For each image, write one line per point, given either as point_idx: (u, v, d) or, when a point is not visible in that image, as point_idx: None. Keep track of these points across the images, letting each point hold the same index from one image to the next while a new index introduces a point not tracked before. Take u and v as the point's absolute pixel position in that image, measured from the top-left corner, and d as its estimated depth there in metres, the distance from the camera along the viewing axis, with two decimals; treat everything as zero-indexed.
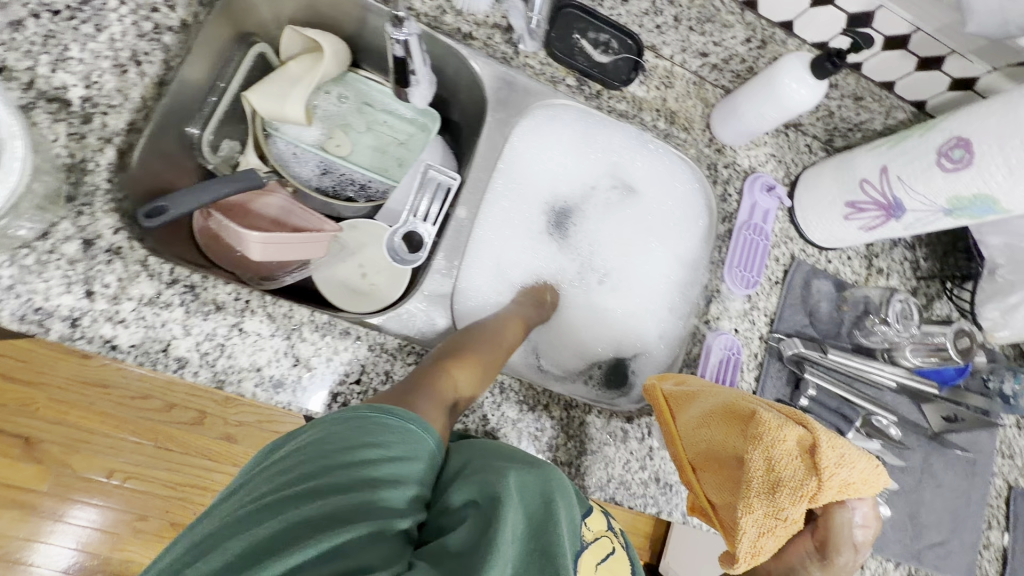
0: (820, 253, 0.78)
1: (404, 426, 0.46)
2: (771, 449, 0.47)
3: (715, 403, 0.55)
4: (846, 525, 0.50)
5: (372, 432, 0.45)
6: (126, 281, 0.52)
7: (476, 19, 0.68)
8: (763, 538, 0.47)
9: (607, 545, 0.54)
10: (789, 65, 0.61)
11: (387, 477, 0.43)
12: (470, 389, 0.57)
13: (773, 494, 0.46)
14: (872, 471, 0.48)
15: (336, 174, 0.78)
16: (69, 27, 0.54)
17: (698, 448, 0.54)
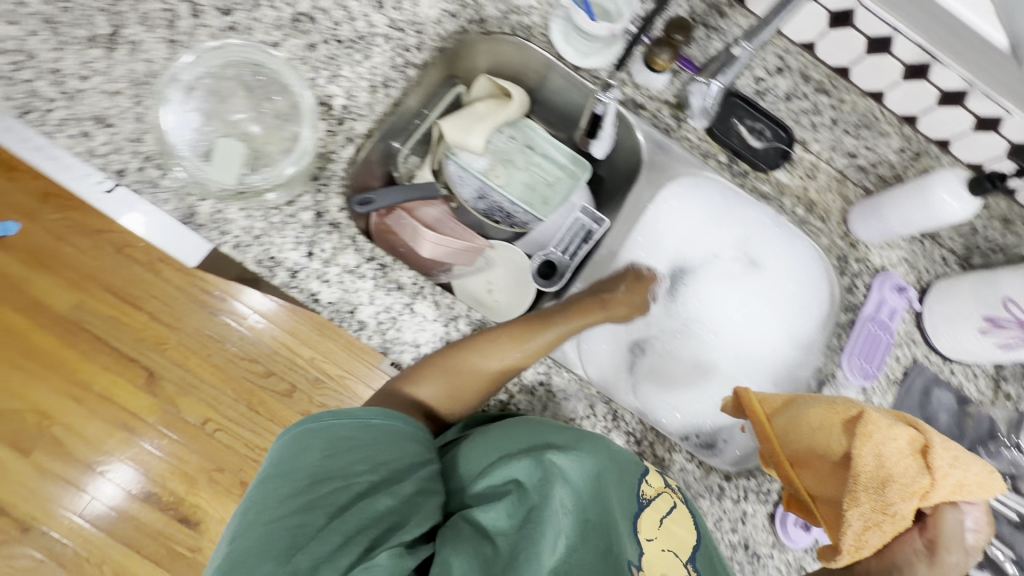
0: (945, 364, 0.77)
1: (367, 422, 0.55)
2: (880, 446, 0.53)
3: (813, 408, 0.59)
4: (956, 525, 0.53)
5: (354, 433, 0.54)
6: (338, 251, 0.64)
7: (649, 94, 0.77)
8: (867, 533, 0.52)
9: (670, 501, 0.60)
10: (944, 178, 0.65)
11: (382, 463, 0.54)
12: (443, 397, 0.64)
13: (881, 489, 0.52)
14: (987, 475, 0.53)
15: (489, 200, 0.88)
16: (345, 53, 0.68)
17: (799, 448, 0.58)
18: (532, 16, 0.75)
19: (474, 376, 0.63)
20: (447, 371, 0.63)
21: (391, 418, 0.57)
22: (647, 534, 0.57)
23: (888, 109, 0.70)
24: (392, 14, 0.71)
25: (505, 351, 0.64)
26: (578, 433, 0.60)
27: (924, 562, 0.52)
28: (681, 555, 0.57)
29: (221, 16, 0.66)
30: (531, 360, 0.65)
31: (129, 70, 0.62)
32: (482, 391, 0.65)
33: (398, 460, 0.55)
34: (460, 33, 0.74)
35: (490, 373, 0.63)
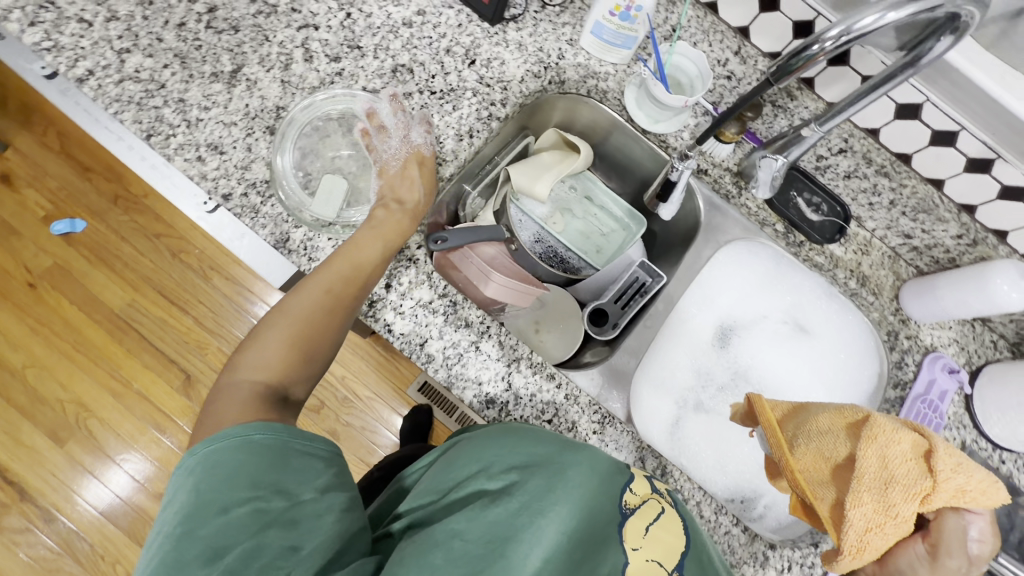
0: (994, 450, 0.76)
1: (246, 439, 0.47)
2: (885, 448, 0.51)
3: (824, 413, 0.58)
4: (960, 531, 0.49)
5: (235, 461, 0.46)
6: (414, 284, 0.68)
7: (714, 160, 0.81)
8: (869, 534, 0.49)
9: (657, 508, 0.55)
10: (1003, 268, 0.68)
11: (277, 485, 0.46)
12: (287, 358, 0.57)
13: (884, 489, 0.49)
14: (993, 481, 0.48)
15: (545, 244, 0.93)
16: (437, 103, 0.75)
17: (807, 454, 0.56)
18: (608, 81, 0.81)
19: (291, 326, 0.59)
20: (272, 333, 0.58)
21: (282, 433, 0.49)
22: (632, 543, 0.52)
23: (947, 196, 0.73)
24: (482, 71, 0.77)
25: (298, 292, 0.61)
26: (561, 442, 0.56)
27: (925, 567, 0.49)
28: (667, 565, 0.50)
29: (330, 62, 0.73)
30: (354, 283, 0.62)
31: (245, 104, 0.69)
32: (329, 333, 0.61)
33: (303, 480, 0.48)
34: (540, 91, 0.81)
35: (306, 314, 0.60)
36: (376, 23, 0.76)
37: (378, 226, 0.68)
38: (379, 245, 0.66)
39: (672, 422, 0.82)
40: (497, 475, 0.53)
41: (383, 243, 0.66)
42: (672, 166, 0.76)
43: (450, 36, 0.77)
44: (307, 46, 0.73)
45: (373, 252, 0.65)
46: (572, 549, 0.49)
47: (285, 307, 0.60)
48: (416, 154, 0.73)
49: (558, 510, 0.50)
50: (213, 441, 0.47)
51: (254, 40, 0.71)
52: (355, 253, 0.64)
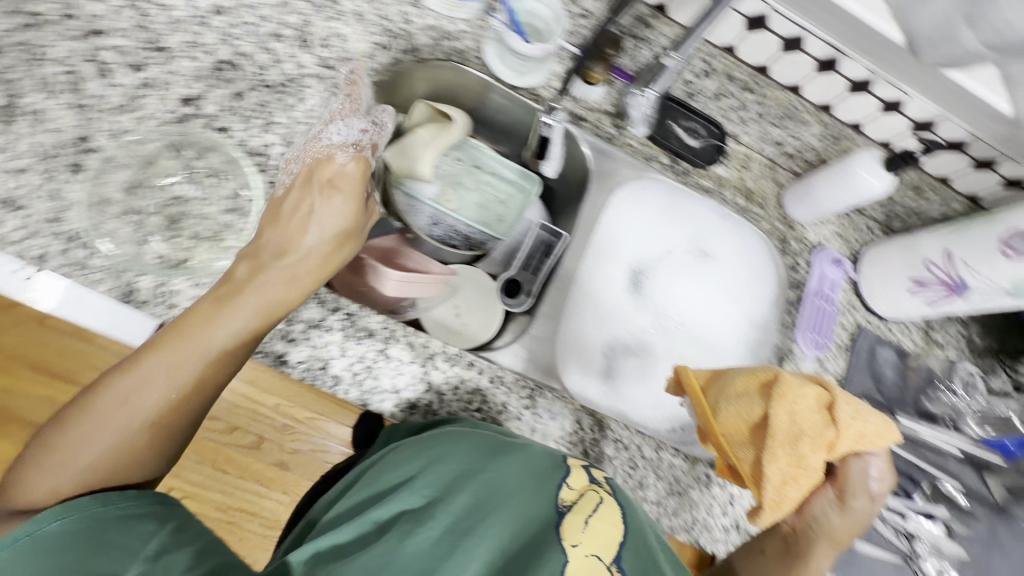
0: (883, 323, 0.84)
1: (36, 531, 0.39)
2: (794, 404, 0.58)
3: (740, 374, 0.62)
4: (861, 473, 0.63)
5: (36, 554, 0.39)
6: (300, 306, 0.61)
7: (589, 105, 0.79)
8: (786, 487, 0.58)
9: (596, 498, 0.55)
10: (863, 158, 0.71)
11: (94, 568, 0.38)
12: (132, 450, 0.47)
13: (795, 444, 0.58)
14: (884, 424, 0.61)
15: (444, 225, 0.88)
16: (277, 98, 0.66)
17: (729, 416, 0.60)
18: (464, 40, 0.75)
19: (139, 410, 0.47)
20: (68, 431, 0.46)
21: (87, 510, 0.42)
22: (571, 540, 0.51)
23: (806, 99, 0.77)
24: (322, 52, 0.69)
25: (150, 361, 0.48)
26: (494, 443, 0.56)
27: (834, 508, 0.63)
28: (606, 558, 0.51)
29: (133, 73, 0.62)
30: (225, 361, 0.52)
31: (35, 143, 0.57)
32: (146, 438, 0.48)
33: (133, 551, 0.40)
34: (394, 65, 0.73)
35: (159, 398, 0.48)
36: (179, 17, 0.64)
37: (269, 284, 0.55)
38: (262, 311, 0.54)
39: (603, 373, 0.82)
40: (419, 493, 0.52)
41: (264, 310, 0.54)
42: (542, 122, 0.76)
43: (273, 17, 0.67)
44: (96, 57, 0.60)
45: (230, 331, 0.52)
46: (506, 556, 0.50)
47: (134, 375, 0.47)
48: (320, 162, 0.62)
49: (490, 522, 0.51)
50: None
51: (25, 61, 0.58)
52: (231, 325, 0.52)
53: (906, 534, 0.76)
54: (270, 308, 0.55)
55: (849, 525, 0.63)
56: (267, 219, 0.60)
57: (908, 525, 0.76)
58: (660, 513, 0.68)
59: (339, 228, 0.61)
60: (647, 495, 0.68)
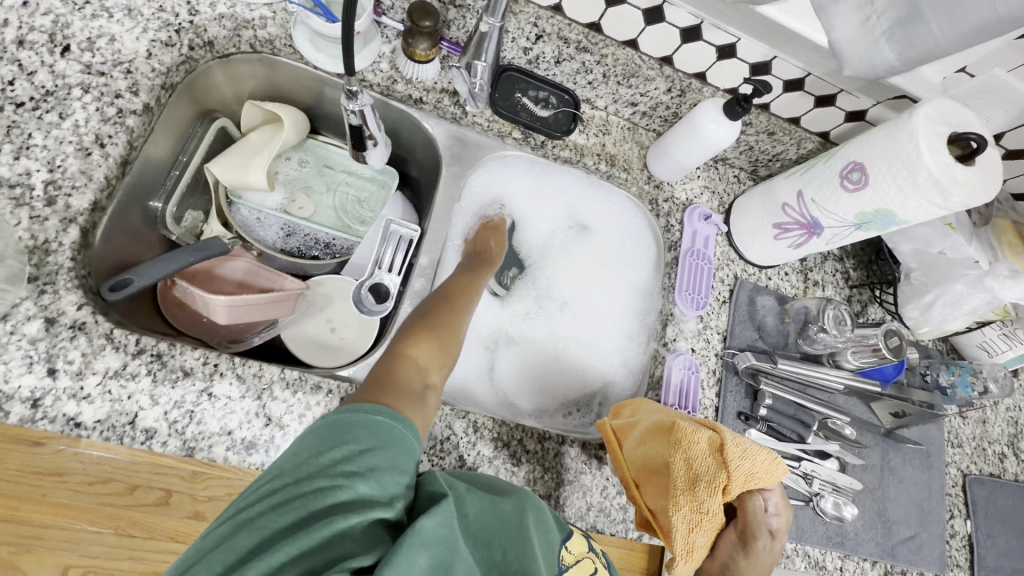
0: (761, 271, 0.84)
1: (369, 418, 0.45)
2: (689, 450, 0.57)
3: (648, 422, 0.61)
4: (760, 510, 0.60)
5: (329, 442, 0.43)
6: (91, 356, 0.53)
7: (425, 85, 0.73)
8: (693, 534, 0.55)
9: (590, 567, 0.56)
10: (705, 110, 0.70)
11: (365, 470, 0.42)
12: (440, 362, 0.58)
13: (693, 489, 0.56)
14: (771, 460, 0.58)
15: (300, 235, 0.80)
16: (31, 117, 0.56)
17: (639, 462, 0.61)
18: (268, 28, 0.67)
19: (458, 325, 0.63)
20: (440, 332, 0.60)
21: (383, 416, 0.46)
22: None
23: (645, 54, 0.72)
24: (86, 57, 0.59)
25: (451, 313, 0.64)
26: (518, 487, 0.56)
27: (741, 552, 0.60)
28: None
29: None
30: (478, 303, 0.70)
31: None
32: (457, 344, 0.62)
33: (393, 479, 0.43)
34: (185, 63, 0.65)
35: (457, 322, 0.63)
36: None
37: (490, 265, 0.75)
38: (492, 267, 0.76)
39: (487, 369, 0.77)
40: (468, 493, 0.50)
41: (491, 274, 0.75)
42: (348, 109, 0.61)
43: (15, 22, 0.57)
44: None
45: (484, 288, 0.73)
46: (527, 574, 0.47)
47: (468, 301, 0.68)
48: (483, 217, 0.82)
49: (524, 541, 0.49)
50: (347, 410, 0.45)
51: None
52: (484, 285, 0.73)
53: (803, 476, 0.76)
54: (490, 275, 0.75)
55: (758, 568, 0.59)
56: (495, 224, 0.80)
57: (804, 468, 0.76)
58: (552, 506, 0.65)
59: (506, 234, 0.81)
60: (535, 491, 0.64)
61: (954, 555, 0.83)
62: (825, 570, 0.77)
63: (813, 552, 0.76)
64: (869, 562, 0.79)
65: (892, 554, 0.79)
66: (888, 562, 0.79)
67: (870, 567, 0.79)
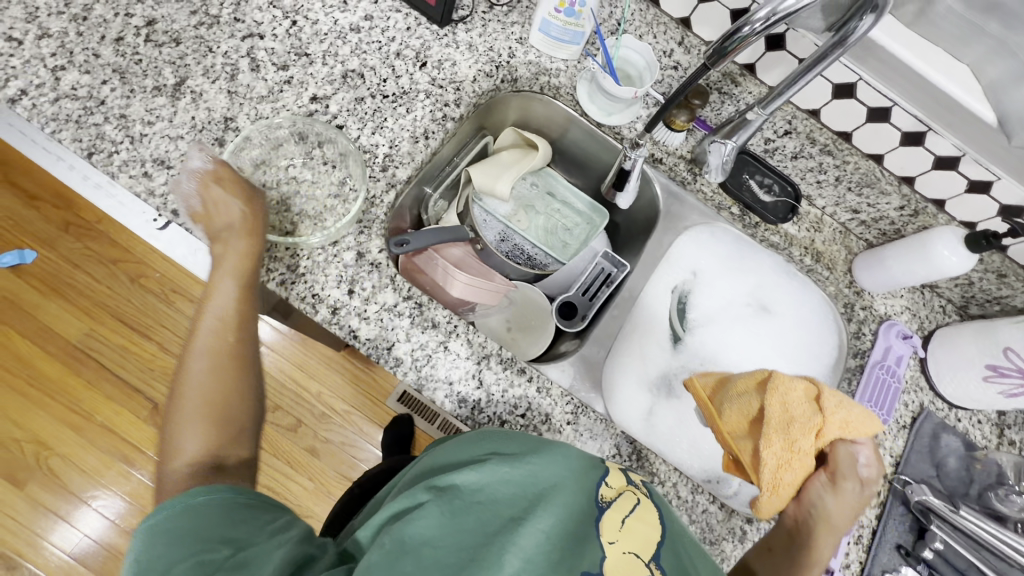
0: (950, 410, 0.80)
1: (189, 504, 0.48)
2: (786, 397, 0.59)
3: (738, 377, 0.65)
4: (850, 458, 0.60)
5: (176, 522, 0.47)
6: (377, 289, 0.67)
7: (668, 149, 0.83)
8: (780, 471, 0.58)
9: (633, 499, 0.56)
10: (944, 235, 0.71)
11: (224, 536, 0.47)
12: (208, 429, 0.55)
13: (787, 428, 0.57)
14: (868, 412, 0.59)
15: (510, 243, 0.92)
16: (390, 107, 0.75)
17: (731, 413, 0.63)
18: (560, 77, 0.82)
19: (214, 362, 0.58)
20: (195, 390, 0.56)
21: (182, 500, 0.48)
22: (608, 538, 0.52)
23: (887, 170, 0.76)
24: (434, 73, 0.78)
25: (192, 352, 0.58)
26: (538, 440, 0.59)
27: (829, 492, 0.59)
28: (644, 556, 0.50)
29: (278, 71, 0.72)
30: (245, 317, 0.60)
31: (192, 117, 0.68)
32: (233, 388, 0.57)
33: (250, 526, 0.49)
34: (493, 90, 0.82)
35: (212, 360, 0.58)
36: (324, 30, 0.75)
37: (225, 255, 0.61)
38: (242, 263, 0.61)
39: (647, 410, 0.81)
40: (472, 469, 0.54)
41: (235, 275, 0.61)
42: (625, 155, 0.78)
43: (399, 39, 0.77)
44: (252, 55, 0.72)
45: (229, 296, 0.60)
46: (558, 544, 0.50)
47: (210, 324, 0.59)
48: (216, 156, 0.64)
49: (541, 511, 0.51)
50: (165, 508, 0.48)
51: (197, 52, 0.70)
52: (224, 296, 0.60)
53: None
54: (241, 267, 0.61)
55: (844, 509, 0.59)
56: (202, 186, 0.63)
57: None
58: None
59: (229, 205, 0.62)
60: None
61: None
62: None
63: None
64: None
65: None
66: None
67: None
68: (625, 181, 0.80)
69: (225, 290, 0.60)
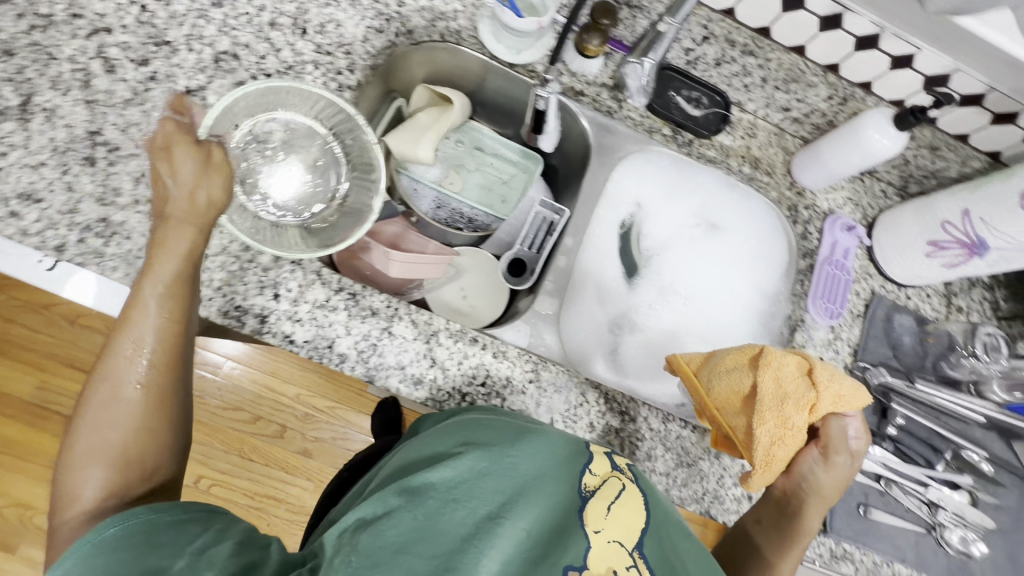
0: (900, 290, 0.82)
1: (99, 540, 0.41)
2: (778, 371, 0.59)
3: (726, 352, 0.63)
4: (840, 431, 0.63)
5: (80, 563, 0.39)
6: (305, 287, 0.63)
7: (587, 79, 0.78)
8: (774, 447, 0.59)
9: (618, 485, 0.55)
10: (872, 119, 0.69)
11: (143, 569, 0.39)
12: (114, 465, 0.47)
13: (781, 405, 0.58)
14: (858, 386, 0.62)
15: (448, 209, 0.86)
16: (277, 86, 0.67)
17: (720, 390, 0.61)
18: (459, 21, 0.76)
19: (129, 388, 0.48)
20: (104, 423, 0.47)
21: (87, 540, 0.41)
22: (594, 526, 0.50)
23: (811, 60, 0.76)
24: (318, 39, 0.70)
25: (107, 372, 0.49)
26: (518, 429, 0.58)
27: (821, 467, 0.63)
28: (628, 545, 0.49)
29: (139, 67, 0.64)
30: (175, 335, 0.51)
31: (52, 138, 0.60)
32: (146, 420, 0.49)
33: (175, 551, 0.41)
34: (389, 48, 0.74)
35: (122, 386, 0.48)
36: (180, 11, 0.66)
37: (153, 256, 0.52)
38: (177, 264, 0.52)
39: (610, 350, 0.81)
40: (446, 465, 0.52)
41: (166, 279, 0.51)
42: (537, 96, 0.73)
43: (270, 7, 0.69)
44: (104, 54, 0.63)
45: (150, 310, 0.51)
46: (537, 540, 0.49)
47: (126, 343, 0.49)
48: (175, 101, 0.59)
49: (522, 508, 0.50)
50: (66, 556, 0.40)
51: (37, 61, 0.61)
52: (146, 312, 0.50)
53: (927, 503, 0.73)
54: (174, 274, 0.52)
55: (836, 481, 0.63)
56: (159, 164, 0.54)
57: (930, 495, 0.73)
58: (671, 483, 0.68)
59: (179, 184, 0.54)
60: (655, 466, 0.68)
61: None
62: None
63: None
64: None
65: None
66: None
67: None
68: (542, 123, 0.76)
69: (153, 300, 0.51)
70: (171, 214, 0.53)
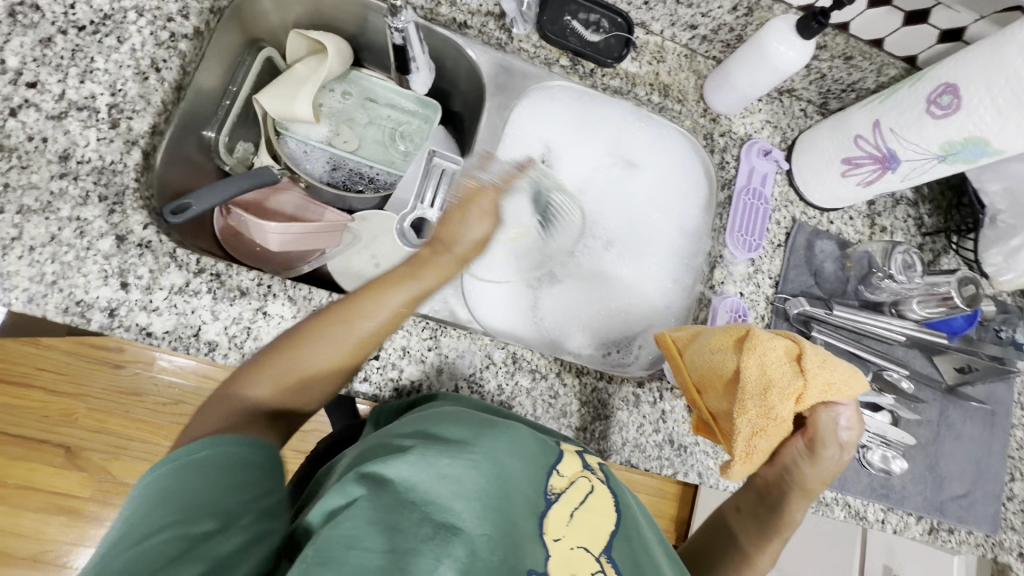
0: (822, 215, 0.78)
1: (189, 459, 0.40)
2: (763, 357, 0.54)
3: (711, 333, 0.59)
4: (830, 422, 0.58)
5: (164, 475, 0.39)
6: (158, 272, 0.56)
7: (470, 8, 0.71)
8: (755, 438, 0.55)
9: (586, 488, 0.53)
10: (776, 29, 0.63)
11: (215, 507, 0.38)
12: (287, 393, 0.49)
13: (764, 395, 0.54)
14: (853, 374, 0.55)
15: (345, 169, 0.77)
16: (94, 40, 0.58)
17: (703, 370, 0.58)
18: None
19: (343, 342, 0.50)
20: (313, 352, 0.50)
21: (183, 454, 0.40)
22: (554, 534, 0.48)
23: None
24: None
25: (348, 315, 0.51)
26: (483, 425, 0.53)
27: (806, 460, 0.59)
28: (594, 550, 0.48)
29: None
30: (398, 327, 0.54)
31: None
32: (330, 378, 0.51)
33: (251, 498, 0.40)
34: None
35: (342, 340, 0.50)
36: None
37: (425, 264, 0.56)
38: (431, 282, 0.56)
39: (530, 306, 0.76)
40: (405, 458, 0.46)
41: (419, 291, 0.55)
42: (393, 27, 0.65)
43: None
44: None
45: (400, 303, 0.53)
46: (499, 542, 0.43)
47: (362, 313, 0.52)
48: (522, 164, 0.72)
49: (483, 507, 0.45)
50: (171, 459, 0.40)
51: None
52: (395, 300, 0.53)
53: None
54: (428, 287, 0.56)
55: (821, 476, 0.59)
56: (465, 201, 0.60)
57: None
58: (588, 438, 0.66)
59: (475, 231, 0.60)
60: (571, 422, 0.66)
61: (1011, 519, 0.79)
62: (867, 522, 0.74)
63: (855, 503, 0.74)
64: (914, 517, 0.76)
65: (941, 510, 0.76)
66: (935, 519, 0.76)
67: (916, 523, 0.76)
68: (409, 58, 0.70)
69: (408, 288, 0.54)
70: (441, 240, 0.59)
